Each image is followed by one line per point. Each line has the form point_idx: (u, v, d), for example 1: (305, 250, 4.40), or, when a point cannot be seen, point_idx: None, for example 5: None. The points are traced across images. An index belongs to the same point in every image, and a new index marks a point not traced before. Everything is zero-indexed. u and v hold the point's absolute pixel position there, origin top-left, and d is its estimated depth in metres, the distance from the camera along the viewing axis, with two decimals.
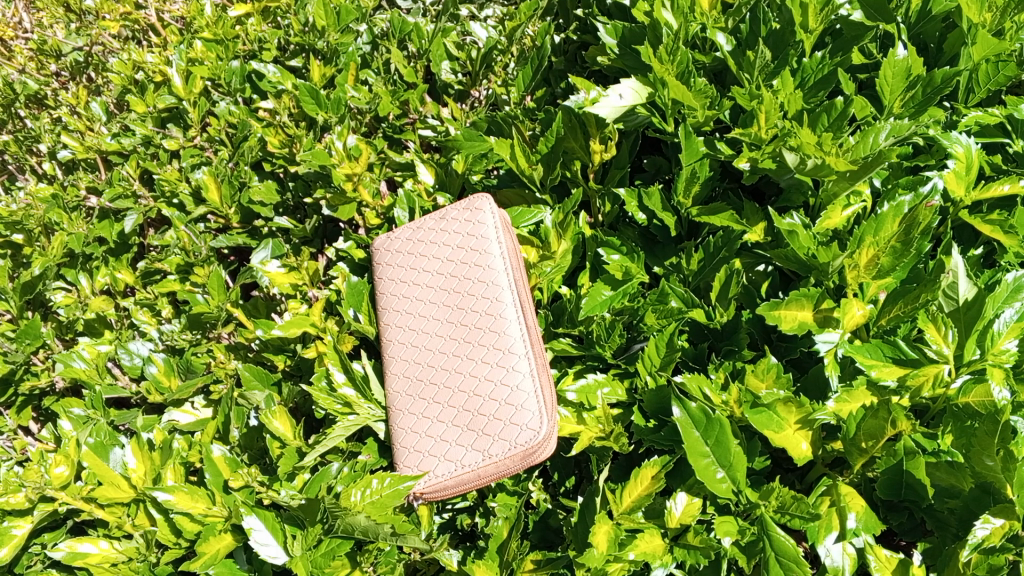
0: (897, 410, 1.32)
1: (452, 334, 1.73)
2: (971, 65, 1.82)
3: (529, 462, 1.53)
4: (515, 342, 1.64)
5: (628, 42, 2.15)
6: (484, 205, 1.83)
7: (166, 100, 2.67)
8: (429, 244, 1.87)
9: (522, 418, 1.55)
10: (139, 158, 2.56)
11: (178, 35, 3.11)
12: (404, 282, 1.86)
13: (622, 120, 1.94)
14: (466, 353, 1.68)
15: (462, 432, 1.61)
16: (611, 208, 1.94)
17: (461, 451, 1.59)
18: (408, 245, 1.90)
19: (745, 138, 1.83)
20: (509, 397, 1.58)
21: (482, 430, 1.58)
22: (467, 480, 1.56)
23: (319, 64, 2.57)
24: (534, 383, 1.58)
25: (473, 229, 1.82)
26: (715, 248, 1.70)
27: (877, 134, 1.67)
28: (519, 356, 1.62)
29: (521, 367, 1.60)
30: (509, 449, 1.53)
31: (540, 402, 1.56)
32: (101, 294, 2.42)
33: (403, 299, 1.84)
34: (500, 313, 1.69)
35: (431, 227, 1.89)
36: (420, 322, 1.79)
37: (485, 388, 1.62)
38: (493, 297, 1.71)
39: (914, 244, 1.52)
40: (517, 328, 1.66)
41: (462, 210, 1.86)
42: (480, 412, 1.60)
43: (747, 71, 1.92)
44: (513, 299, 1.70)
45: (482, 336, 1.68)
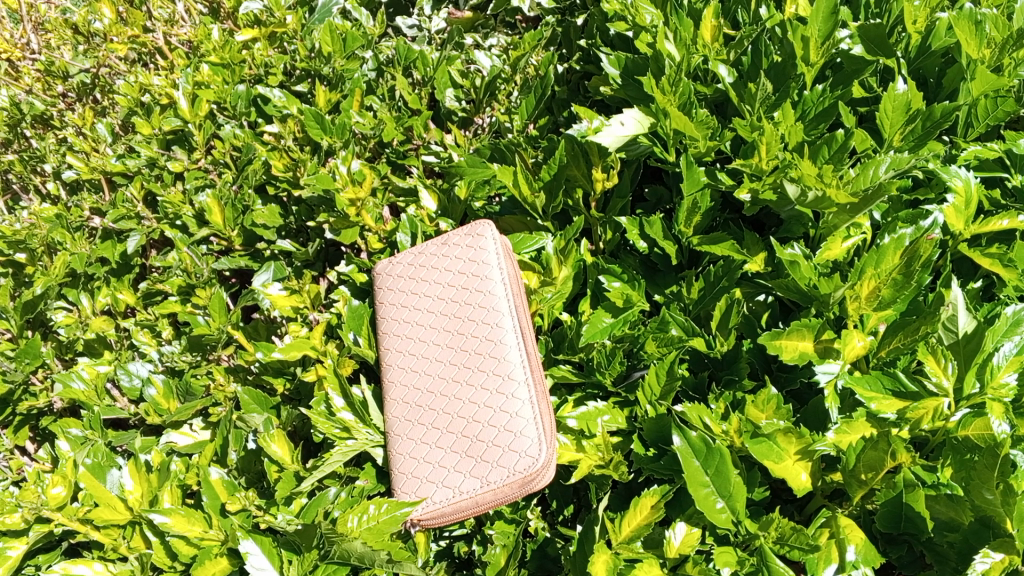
0: (896, 443, 1.32)
1: (452, 359, 1.74)
2: (970, 101, 1.83)
3: (527, 489, 1.53)
4: (515, 368, 1.64)
5: (631, 73, 2.16)
6: (486, 230, 1.84)
7: (171, 123, 2.69)
8: (430, 269, 1.88)
9: (520, 444, 1.55)
10: (143, 180, 2.58)
11: (184, 59, 3.15)
12: (404, 305, 1.86)
13: (623, 149, 1.93)
14: (466, 379, 1.69)
15: (461, 458, 1.60)
16: (612, 236, 1.94)
17: (459, 477, 1.58)
18: (409, 270, 1.91)
19: (746, 169, 1.84)
20: (508, 423, 1.58)
21: (481, 457, 1.58)
22: (465, 507, 1.56)
23: (324, 90, 2.60)
24: (532, 409, 1.58)
25: (474, 255, 1.83)
26: (714, 277, 1.71)
27: (877, 167, 1.65)
28: (519, 383, 1.62)
29: (520, 394, 1.60)
30: (508, 475, 1.53)
31: (538, 429, 1.56)
32: (101, 314, 2.42)
33: (403, 322, 1.84)
34: (499, 339, 1.69)
35: (432, 252, 1.90)
36: (419, 347, 1.79)
37: (484, 414, 1.62)
38: (493, 323, 1.72)
39: (914, 276, 1.52)
40: (517, 354, 1.66)
41: (463, 236, 1.87)
42: (478, 439, 1.60)
43: (749, 103, 1.92)
44: (514, 325, 1.71)
45: (480, 361, 1.69)
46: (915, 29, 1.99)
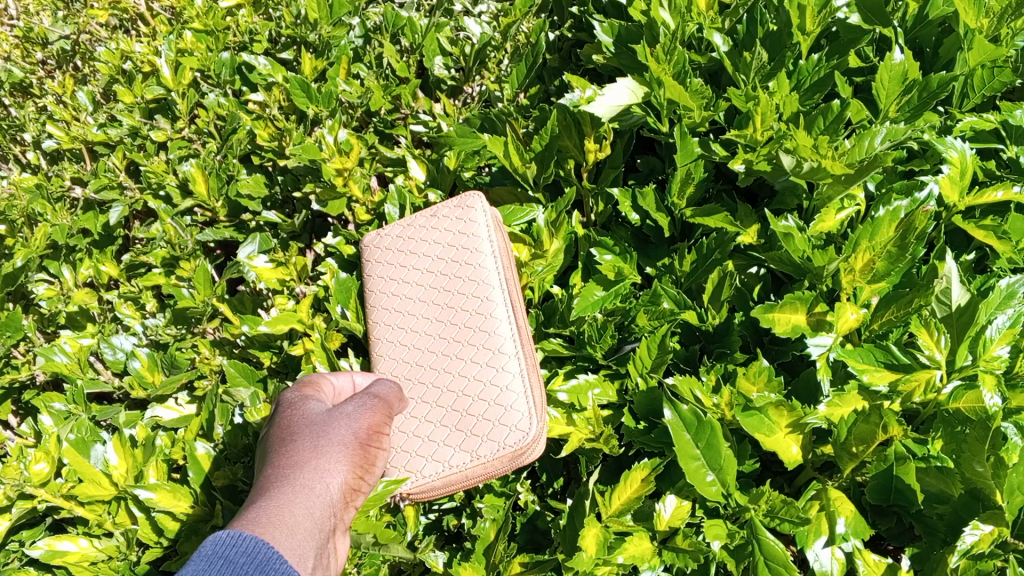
0: (888, 416, 1.32)
1: (442, 333, 1.73)
2: (967, 71, 1.80)
3: (516, 463, 1.51)
4: (505, 342, 1.63)
5: (625, 41, 2.12)
6: (476, 202, 1.81)
7: (153, 91, 2.63)
8: (419, 242, 1.85)
9: (510, 418, 1.54)
10: (125, 149, 2.52)
11: (167, 26, 3.08)
12: (392, 278, 1.84)
13: (617, 119, 1.91)
14: (456, 353, 1.68)
15: (451, 432, 1.59)
16: (604, 208, 1.91)
17: (449, 451, 1.57)
18: (397, 243, 1.87)
19: (740, 140, 1.79)
20: (498, 397, 1.58)
21: (471, 431, 1.57)
22: (454, 481, 1.54)
23: (310, 57, 2.54)
24: (523, 383, 1.57)
25: (464, 227, 1.81)
26: (707, 250, 1.69)
27: (872, 138, 1.64)
28: (510, 356, 1.61)
29: (511, 368, 1.60)
30: (498, 449, 1.52)
31: (529, 403, 1.55)
32: (84, 286, 2.38)
33: (391, 296, 1.82)
34: (490, 312, 1.68)
35: (421, 225, 1.87)
36: (408, 321, 1.77)
37: (474, 388, 1.62)
38: (484, 296, 1.70)
39: (909, 248, 1.52)
40: (507, 328, 1.65)
41: (453, 208, 1.85)
42: (469, 414, 1.60)
43: (744, 72, 1.90)
44: (504, 299, 1.69)
45: (471, 335, 1.68)
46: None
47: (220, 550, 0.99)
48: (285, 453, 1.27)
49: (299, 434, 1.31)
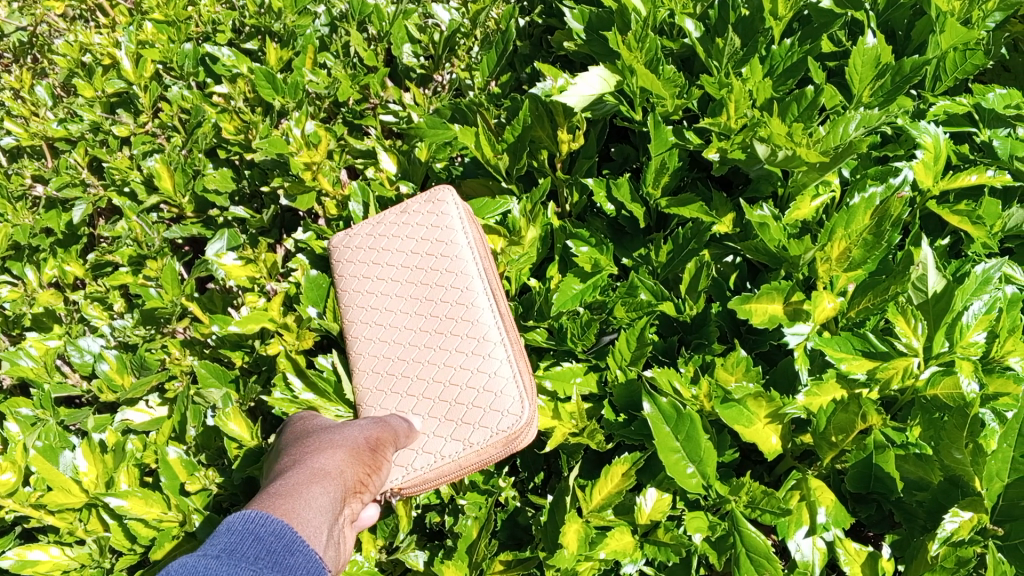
0: (866, 405, 1.31)
1: (424, 326, 1.70)
2: (939, 54, 1.79)
3: (511, 449, 1.51)
4: (489, 330, 1.62)
5: (596, 28, 2.09)
6: (446, 195, 1.78)
7: (115, 85, 2.56)
8: (390, 237, 1.82)
9: (502, 403, 1.53)
10: (87, 145, 2.45)
11: (128, 17, 3.00)
12: (365, 275, 1.80)
13: (590, 108, 1.88)
14: (440, 345, 1.67)
15: (440, 423, 1.57)
16: (578, 199, 1.90)
17: (441, 443, 1.54)
18: (366, 240, 1.83)
19: (714, 128, 1.78)
20: (487, 384, 1.57)
21: (462, 420, 1.56)
22: (449, 472, 1.51)
23: (275, 47, 2.48)
24: (512, 369, 1.57)
25: (436, 220, 1.78)
26: (683, 240, 1.67)
27: (846, 124, 1.63)
28: (495, 344, 1.60)
29: (498, 354, 1.59)
30: (491, 436, 1.51)
31: (519, 388, 1.54)
32: (49, 287, 2.32)
33: (366, 293, 1.78)
34: (472, 301, 1.66)
35: (389, 220, 1.83)
36: (387, 317, 1.74)
37: (461, 377, 1.60)
38: (463, 286, 1.69)
39: (885, 235, 1.50)
40: (490, 316, 1.64)
41: (423, 202, 1.81)
42: (459, 404, 1.58)
43: (716, 58, 1.87)
44: (484, 288, 1.68)
45: (454, 325, 1.66)
46: None
47: (249, 526, 0.96)
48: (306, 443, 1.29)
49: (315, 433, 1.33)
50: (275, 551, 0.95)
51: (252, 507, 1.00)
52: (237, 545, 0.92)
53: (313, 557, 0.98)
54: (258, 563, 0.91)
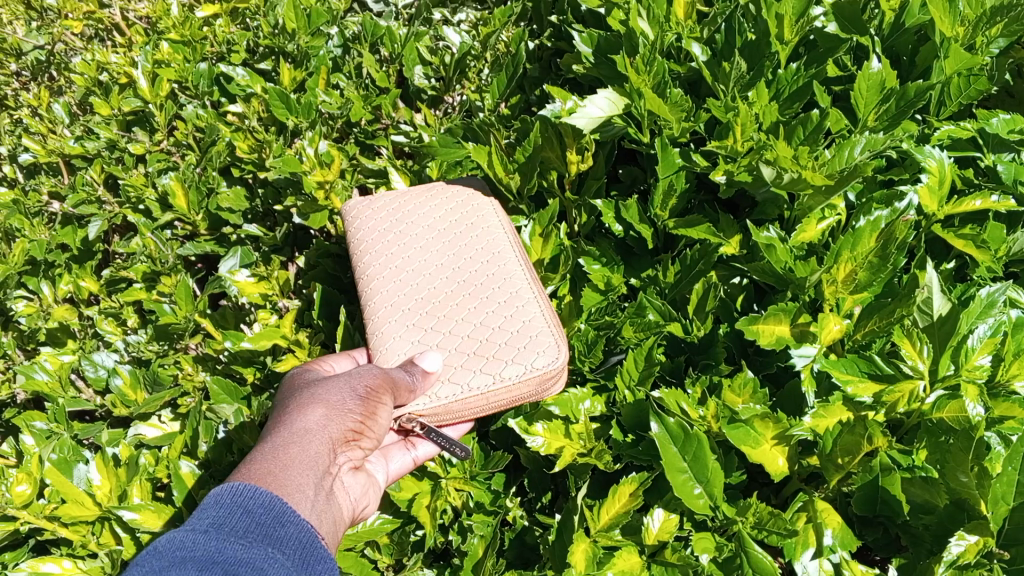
0: (873, 426, 1.33)
1: (453, 277, 1.79)
2: (943, 79, 1.82)
3: (541, 390, 1.53)
4: (520, 281, 1.71)
5: (604, 52, 2.13)
6: (478, 183, 1.98)
7: (131, 104, 2.60)
8: (422, 209, 1.96)
9: (537, 344, 1.57)
10: (103, 163, 2.50)
11: (144, 36, 3.06)
12: (392, 233, 1.91)
13: (598, 131, 1.91)
14: (471, 293, 1.74)
15: (468, 358, 1.61)
16: (587, 219, 1.92)
17: (469, 376, 1.58)
18: (399, 209, 1.97)
19: (721, 151, 1.82)
20: (519, 327, 1.62)
21: (492, 356, 1.59)
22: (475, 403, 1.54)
23: (289, 68, 2.52)
24: (545, 316, 1.62)
25: (468, 200, 1.94)
26: (691, 261, 1.70)
27: (852, 148, 1.65)
28: (527, 292, 1.68)
29: (530, 301, 1.66)
30: (523, 371, 1.53)
31: (551, 333, 1.59)
32: (64, 303, 2.35)
33: (392, 250, 1.88)
34: (502, 259, 1.77)
35: (422, 199, 1.99)
36: (418, 270, 1.83)
37: (492, 320, 1.66)
38: (495, 248, 1.80)
39: (890, 258, 1.52)
40: (522, 271, 1.73)
41: (456, 188, 1.99)
42: (489, 341, 1.62)
43: (723, 82, 1.90)
44: (515, 250, 1.79)
45: (487, 276, 1.75)
46: (888, 7, 1.97)
47: (239, 501, 1.18)
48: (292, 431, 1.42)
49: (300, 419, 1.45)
50: (264, 522, 1.17)
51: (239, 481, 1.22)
52: (223, 522, 1.12)
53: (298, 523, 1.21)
54: (247, 535, 1.13)
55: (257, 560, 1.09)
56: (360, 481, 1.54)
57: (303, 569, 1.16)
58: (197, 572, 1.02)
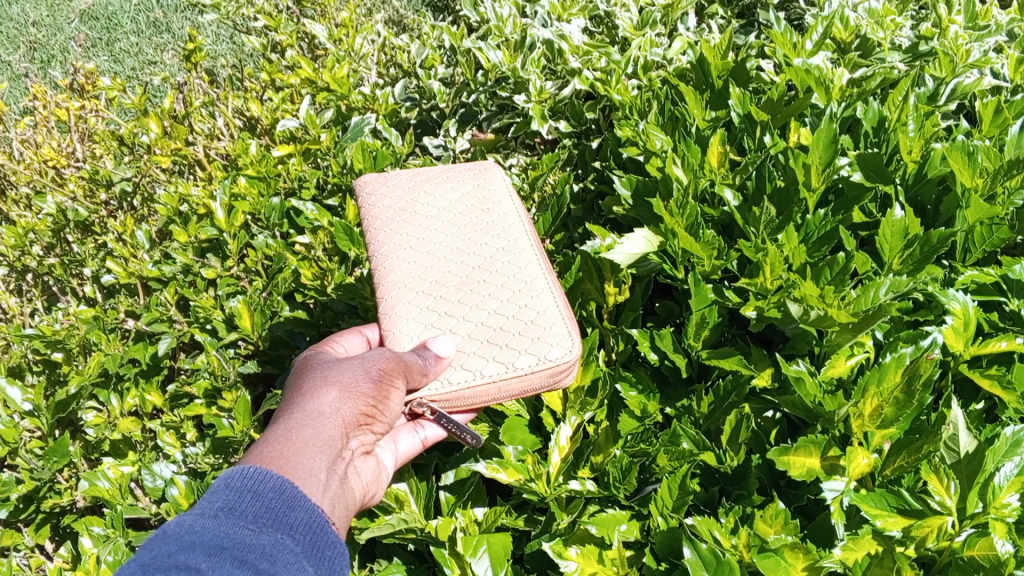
0: (901, 559, 1.35)
1: (468, 260, 1.97)
2: (966, 227, 1.92)
3: (553, 382, 1.72)
4: (534, 273, 1.90)
5: (642, 194, 2.28)
6: (493, 171, 2.20)
7: (208, 232, 2.83)
8: (435, 194, 2.15)
9: (551, 337, 1.75)
10: (178, 286, 2.70)
11: (223, 172, 3.34)
12: (406, 216, 2.09)
13: (634, 265, 2.04)
14: (486, 278, 1.92)
15: (481, 345, 1.79)
16: (624, 347, 2.03)
17: (482, 363, 1.75)
18: (411, 191, 2.17)
19: (751, 288, 1.93)
20: (535, 319, 1.79)
21: (506, 344, 1.77)
22: (487, 389, 1.72)
23: (353, 204, 2.74)
24: (558, 309, 1.81)
25: (483, 189, 2.15)
26: (723, 392, 1.77)
27: (877, 289, 1.74)
28: (542, 284, 1.87)
29: (544, 292, 1.85)
30: (536, 363, 1.71)
31: (565, 327, 1.78)
32: (129, 414, 2.49)
33: (405, 229, 2.06)
34: (517, 250, 1.96)
35: (434, 183, 2.18)
36: (435, 247, 2.01)
37: (506, 307, 1.84)
38: (511, 238, 2.00)
39: (916, 395, 1.57)
40: (536, 264, 1.92)
41: (471, 170, 2.22)
42: (503, 330, 1.79)
43: (753, 225, 2.04)
44: (530, 242, 1.99)
45: (501, 270, 1.92)
46: (911, 158, 2.08)
47: (251, 486, 1.26)
48: (303, 407, 1.54)
49: (309, 398, 1.57)
50: (275, 507, 1.25)
51: (249, 466, 1.31)
52: (234, 507, 1.20)
53: (309, 508, 1.30)
54: (258, 519, 1.21)
55: (267, 546, 1.16)
56: (372, 464, 1.65)
57: (311, 551, 1.25)
58: (207, 557, 1.08)
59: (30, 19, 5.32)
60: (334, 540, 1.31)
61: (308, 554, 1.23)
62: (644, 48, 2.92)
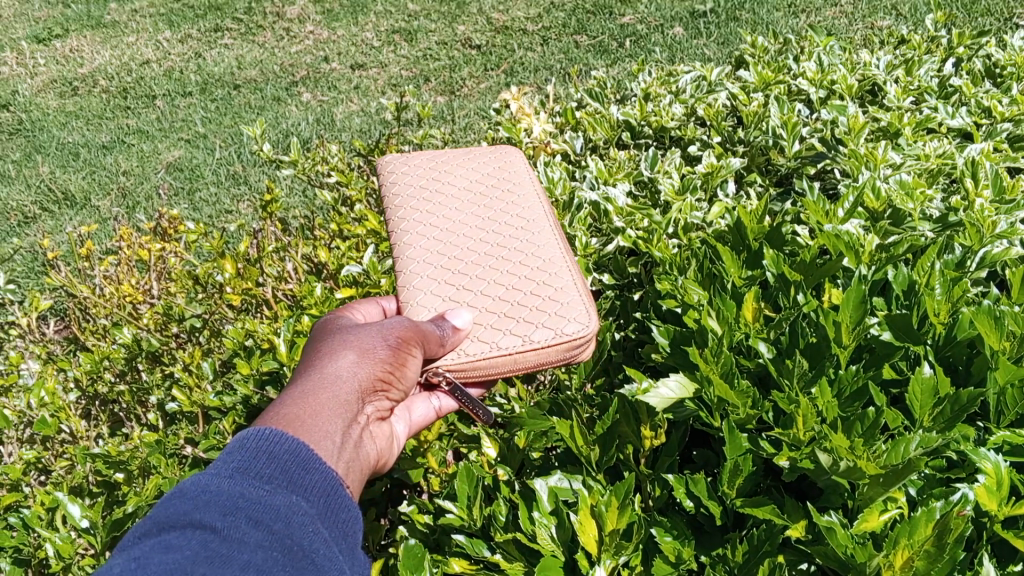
0: None
1: (497, 248, 2.63)
2: (998, 388, 1.96)
3: (568, 354, 2.33)
4: (550, 253, 2.58)
5: (678, 343, 2.40)
6: (514, 156, 3.06)
7: (269, 365, 3.00)
8: (458, 172, 2.98)
9: (565, 316, 2.37)
10: (237, 415, 2.84)
11: (287, 311, 3.57)
12: (436, 189, 2.90)
13: (670, 409, 2.16)
14: (508, 254, 2.60)
15: (501, 297, 2.46)
16: (661, 492, 2.08)
17: (503, 339, 2.35)
18: (429, 164, 3.04)
19: (784, 438, 1.99)
20: (547, 279, 2.49)
21: (526, 304, 2.43)
22: (507, 366, 2.34)
23: None
24: (579, 296, 2.44)
25: (502, 168, 2.99)
26: (757, 540, 1.79)
27: (907, 443, 1.82)
28: (558, 264, 2.54)
29: (562, 272, 2.51)
30: (554, 340, 2.32)
31: (577, 294, 2.45)
32: None
33: (441, 205, 2.82)
34: (536, 230, 2.68)
35: (456, 164, 3.02)
36: (468, 254, 2.63)
37: (526, 278, 2.51)
38: (530, 213, 2.76)
39: (946, 551, 1.59)
40: (555, 250, 2.60)
41: (491, 155, 3.07)
42: (523, 303, 2.43)
43: (787, 378, 2.12)
44: (548, 226, 2.71)
45: (518, 250, 2.61)
46: (939, 320, 2.17)
47: (269, 447, 1.64)
48: (327, 375, 2.01)
49: (323, 378, 2.00)
50: (293, 467, 1.63)
51: (269, 431, 1.69)
52: (249, 469, 1.56)
53: (319, 466, 1.68)
54: (272, 479, 1.57)
55: (279, 505, 1.51)
56: (384, 430, 2.11)
57: (323, 513, 1.60)
58: (223, 514, 1.42)
59: (121, 167, 5.84)
60: (344, 502, 1.66)
61: (318, 511, 1.58)
62: (685, 210, 3.12)
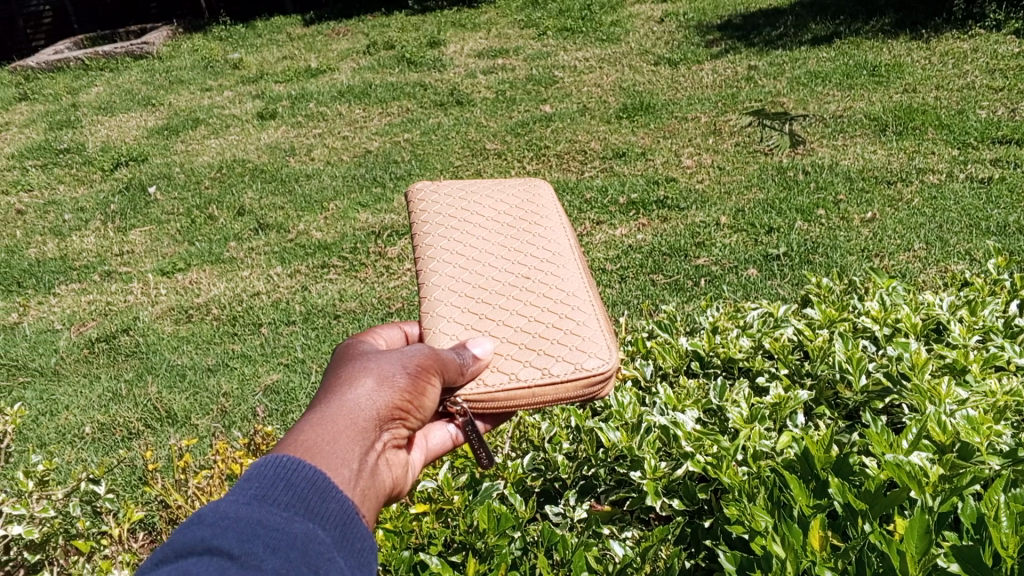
0: None
1: (520, 286, 3.04)
2: None
3: (587, 388, 2.67)
4: (572, 288, 3.01)
5: (744, 568, 2.44)
6: (542, 199, 3.51)
7: None
8: (489, 212, 3.43)
9: (585, 352, 2.73)
10: None
11: None
12: (473, 227, 3.35)
13: None
14: (534, 291, 3.01)
15: (530, 328, 2.85)
16: None
17: (526, 370, 2.70)
18: (469, 203, 3.50)
19: None
20: (570, 313, 2.89)
21: (549, 337, 2.80)
22: (527, 394, 2.67)
23: (475, 561, 2.98)
24: (599, 333, 2.82)
25: (533, 210, 3.45)
26: None
27: None
28: (578, 300, 2.95)
29: (582, 308, 2.91)
30: (573, 372, 2.67)
31: (598, 330, 2.83)
32: None
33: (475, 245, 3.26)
34: (559, 268, 3.11)
35: (491, 204, 3.49)
36: (491, 291, 3.04)
37: (548, 314, 2.89)
38: (556, 254, 3.20)
39: None
40: (575, 286, 3.02)
41: (524, 189, 3.58)
42: (544, 337, 2.80)
43: None
44: (571, 263, 3.15)
45: (543, 288, 3.01)
46: (1010, 553, 2.14)
47: (288, 476, 1.75)
48: (348, 399, 2.14)
49: (346, 402, 2.12)
50: (311, 495, 1.73)
51: (288, 459, 1.80)
52: (267, 496, 1.66)
53: (337, 495, 1.79)
54: (289, 506, 1.67)
55: (294, 532, 1.61)
56: (402, 454, 2.30)
57: (340, 541, 1.70)
58: (239, 540, 1.53)
59: (223, 388, 6.32)
60: (359, 530, 1.76)
61: (334, 539, 1.68)
62: (753, 438, 3.21)
